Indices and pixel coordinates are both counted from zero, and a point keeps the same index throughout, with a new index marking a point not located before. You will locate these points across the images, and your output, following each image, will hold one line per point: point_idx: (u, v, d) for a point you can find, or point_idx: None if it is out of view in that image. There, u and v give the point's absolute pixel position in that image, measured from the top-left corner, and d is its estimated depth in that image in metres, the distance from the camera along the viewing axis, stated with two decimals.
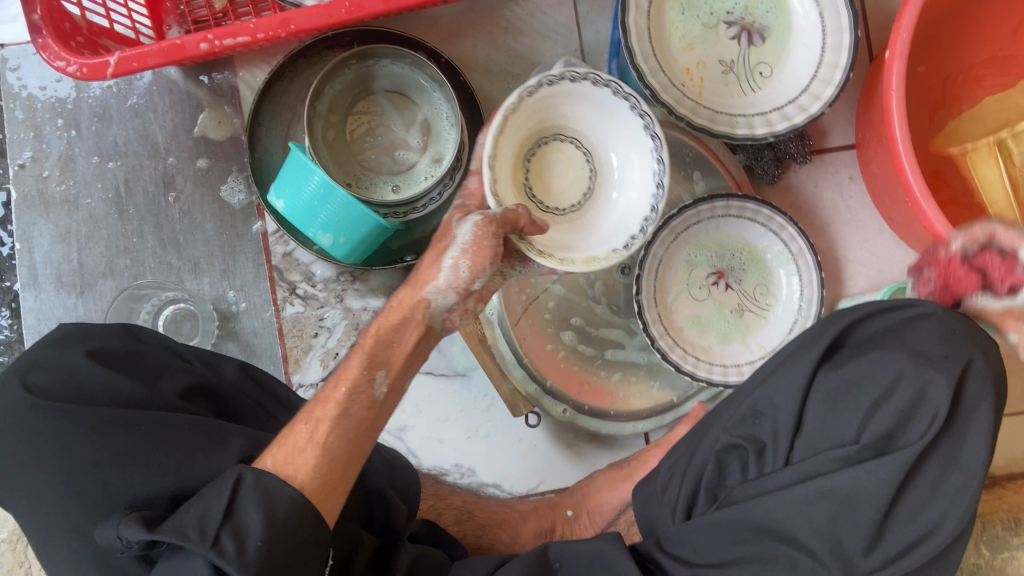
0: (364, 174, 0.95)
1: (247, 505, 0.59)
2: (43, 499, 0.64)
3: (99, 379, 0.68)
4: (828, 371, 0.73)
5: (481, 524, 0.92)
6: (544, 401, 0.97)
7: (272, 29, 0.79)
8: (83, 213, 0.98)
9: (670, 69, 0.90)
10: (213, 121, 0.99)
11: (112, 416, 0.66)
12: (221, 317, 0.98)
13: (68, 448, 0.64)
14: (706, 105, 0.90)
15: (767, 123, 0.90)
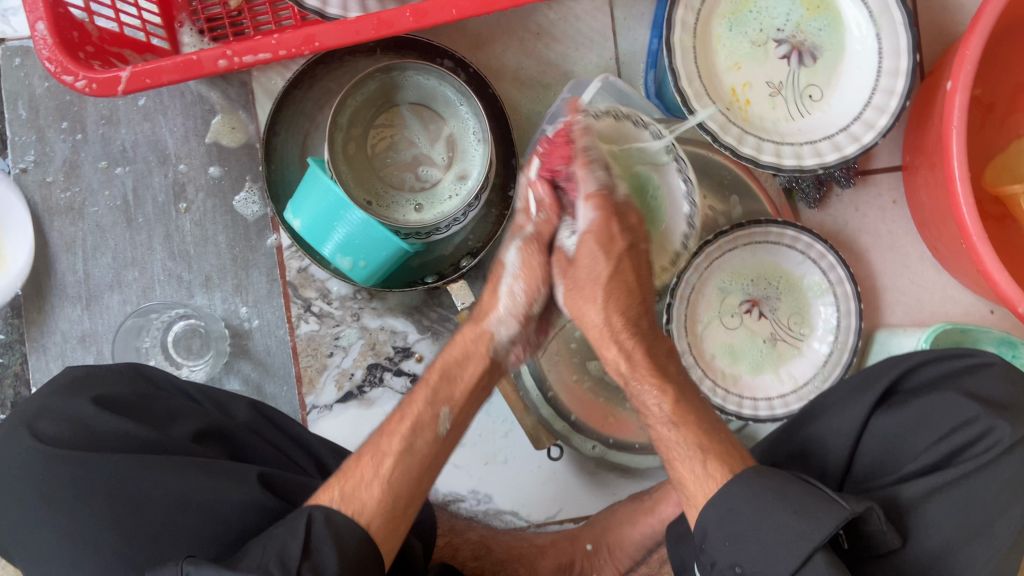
0: (386, 191, 0.90)
1: (321, 542, 0.55)
2: (48, 554, 0.60)
3: (107, 425, 0.64)
4: (885, 415, 0.69)
5: (499, 559, 0.90)
6: (573, 438, 0.94)
7: (295, 46, 0.73)
8: (89, 221, 0.93)
9: (715, 90, 0.84)
10: (226, 127, 0.93)
11: (122, 463, 0.62)
12: (233, 334, 0.94)
13: (80, 499, 0.60)
14: (751, 132, 0.84)
15: (816, 154, 0.84)
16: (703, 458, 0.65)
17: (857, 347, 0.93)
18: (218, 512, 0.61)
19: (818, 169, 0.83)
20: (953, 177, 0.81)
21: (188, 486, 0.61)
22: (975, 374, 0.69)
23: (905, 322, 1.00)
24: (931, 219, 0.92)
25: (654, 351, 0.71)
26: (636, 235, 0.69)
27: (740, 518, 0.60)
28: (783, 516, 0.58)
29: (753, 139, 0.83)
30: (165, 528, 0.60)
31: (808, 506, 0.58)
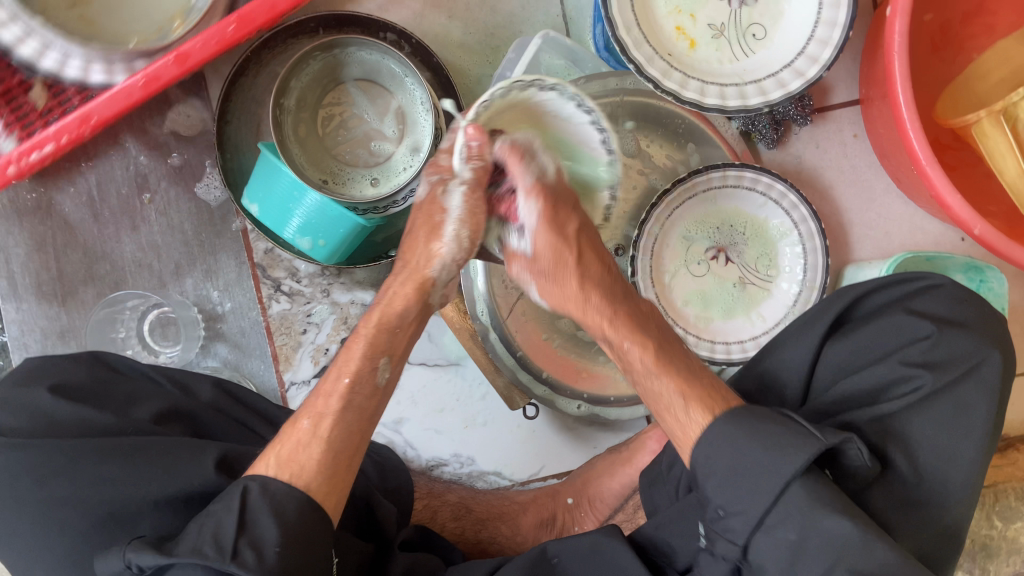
0: (341, 169, 0.91)
1: (259, 512, 0.56)
2: (24, 536, 0.62)
3: (67, 412, 0.66)
4: (837, 341, 0.68)
5: (480, 518, 0.91)
6: (557, 401, 0.96)
7: (75, 128, 0.81)
8: (56, 219, 0.95)
9: (655, 38, 0.84)
10: (182, 116, 0.95)
11: (81, 447, 0.63)
12: (207, 319, 0.96)
13: (43, 483, 0.62)
14: (694, 75, 0.84)
15: (761, 92, 0.84)
16: (688, 404, 0.62)
17: (825, 284, 0.93)
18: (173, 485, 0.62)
19: (763, 108, 0.83)
20: (899, 105, 0.81)
21: (146, 464, 0.62)
22: (925, 297, 0.67)
23: (873, 256, 0.99)
24: (889, 149, 0.92)
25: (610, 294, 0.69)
26: (576, 227, 0.68)
27: (721, 445, 0.58)
28: (751, 446, 0.56)
29: (697, 83, 0.83)
30: (124, 507, 0.61)
31: (779, 441, 0.55)
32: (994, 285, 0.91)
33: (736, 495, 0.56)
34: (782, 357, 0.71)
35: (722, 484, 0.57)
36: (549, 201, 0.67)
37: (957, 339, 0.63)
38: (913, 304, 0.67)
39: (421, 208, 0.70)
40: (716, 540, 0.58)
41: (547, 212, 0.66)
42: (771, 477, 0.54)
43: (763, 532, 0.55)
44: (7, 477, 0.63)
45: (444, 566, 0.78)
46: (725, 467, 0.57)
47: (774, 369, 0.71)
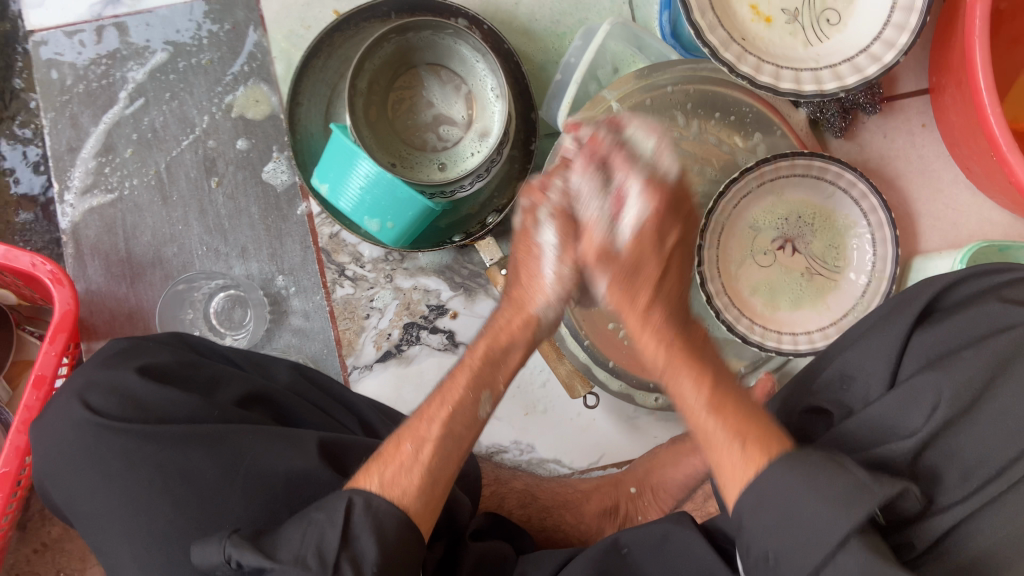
0: (410, 153, 0.92)
1: (362, 530, 0.54)
2: (109, 513, 0.61)
3: (156, 395, 0.65)
4: (924, 334, 0.65)
5: (545, 506, 0.91)
6: (633, 395, 0.95)
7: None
8: (127, 202, 0.97)
9: (729, 21, 0.83)
10: (250, 100, 0.96)
11: (176, 430, 0.62)
12: (271, 301, 0.97)
13: (134, 465, 0.61)
14: (768, 60, 0.83)
15: (836, 77, 0.83)
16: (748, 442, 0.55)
17: (895, 275, 0.92)
18: (264, 477, 0.62)
19: (839, 93, 0.82)
20: (979, 89, 0.80)
21: (237, 452, 0.62)
22: (1018, 285, 0.65)
23: (943, 247, 0.98)
24: (961, 137, 0.91)
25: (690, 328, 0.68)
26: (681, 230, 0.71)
27: (774, 493, 0.51)
28: (804, 494, 0.50)
29: (771, 68, 0.82)
30: (218, 495, 0.60)
31: (838, 492, 0.49)
32: None
33: (796, 543, 0.50)
34: (861, 351, 0.68)
35: (768, 530, 0.51)
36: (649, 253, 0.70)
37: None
38: (1006, 293, 0.65)
39: (521, 237, 0.74)
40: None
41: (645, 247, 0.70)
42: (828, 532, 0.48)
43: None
44: (93, 452, 0.62)
45: (514, 553, 0.77)
46: (773, 514, 0.51)
47: (857, 356, 0.68)
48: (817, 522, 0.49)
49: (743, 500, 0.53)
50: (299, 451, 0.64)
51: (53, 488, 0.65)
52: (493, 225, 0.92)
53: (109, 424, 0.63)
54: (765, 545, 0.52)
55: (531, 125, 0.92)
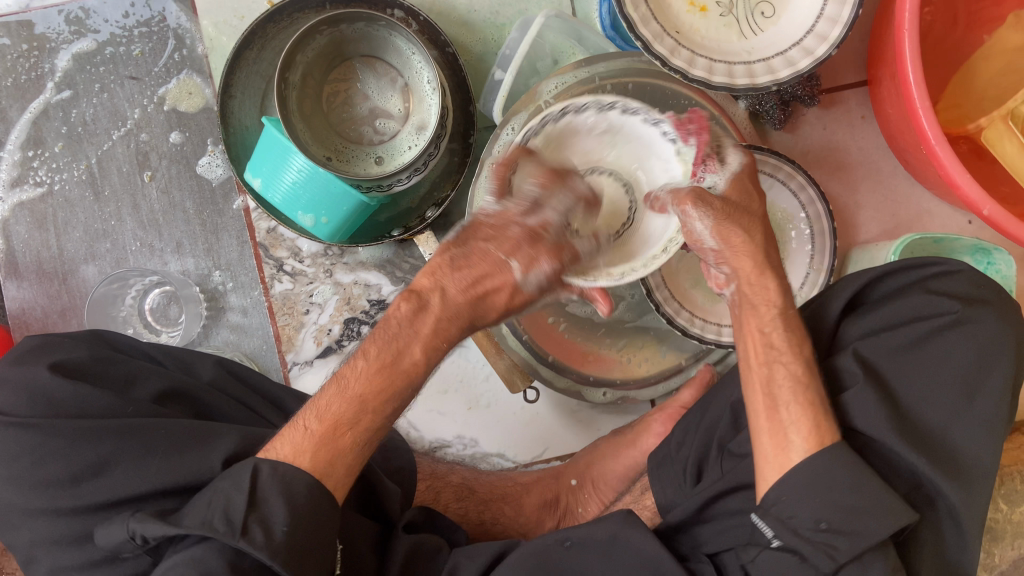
0: (346, 147, 0.90)
1: (269, 495, 0.56)
2: (20, 516, 0.60)
3: (66, 391, 0.63)
4: (858, 318, 0.68)
5: (483, 499, 0.90)
6: (583, 392, 0.94)
7: None
8: (58, 197, 0.95)
9: (663, 14, 0.83)
10: (183, 92, 0.94)
11: (86, 426, 0.61)
12: (208, 298, 0.96)
13: (44, 464, 0.60)
14: (701, 53, 0.83)
15: (769, 71, 0.83)
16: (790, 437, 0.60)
17: (833, 266, 0.93)
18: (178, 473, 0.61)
19: (770, 87, 0.82)
20: (909, 83, 0.81)
21: (150, 447, 0.61)
22: (947, 278, 0.66)
23: (880, 239, 0.99)
24: (896, 129, 0.91)
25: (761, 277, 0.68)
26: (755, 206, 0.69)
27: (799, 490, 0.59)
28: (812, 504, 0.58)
29: (703, 61, 0.82)
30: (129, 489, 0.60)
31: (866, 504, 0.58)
32: (1002, 267, 0.90)
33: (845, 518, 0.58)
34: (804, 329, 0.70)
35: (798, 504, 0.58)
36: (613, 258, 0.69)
37: (964, 328, 0.63)
38: (930, 286, 0.66)
39: (474, 231, 0.66)
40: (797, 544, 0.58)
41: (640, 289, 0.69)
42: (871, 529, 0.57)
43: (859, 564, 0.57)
44: (1, 452, 0.61)
45: (448, 544, 0.77)
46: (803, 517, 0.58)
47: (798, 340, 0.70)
48: (871, 507, 0.57)
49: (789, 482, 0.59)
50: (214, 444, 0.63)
51: None
52: (430, 220, 0.92)
53: (15, 426, 0.61)
54: (814, 515, 0.58)
55: (468, 119, 0.92)
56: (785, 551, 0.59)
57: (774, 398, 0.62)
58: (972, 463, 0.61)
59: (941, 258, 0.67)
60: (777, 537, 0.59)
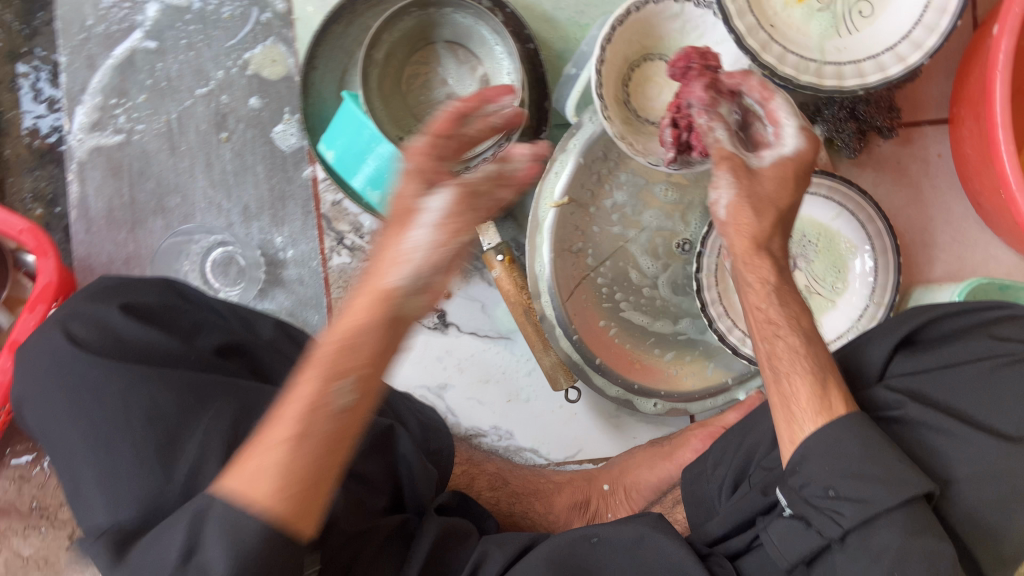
0: (419, 129, 0.91)
1: (213, 541, 0.46)
2: (69, 447, 0.60)
3: (137, 333, 0.65)
4: (911, 357, 0.68)
5: (515, 492, 0.91)
6: (634, 401, 0.94)
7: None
8: (136, 148, 0.97)
9: (761, 7, 0.83)
10: (267, 59, 0.96)
11: (145, 371, 0.63)
12: (268, 263, 0.97)
13: (104, 397, 0.61)
14: (794, 51, 0.83)
15: (859, 74, 0.83)
16: (806, 419, 0.63)
17: (895, 302, 0.92)
18: (229, 421, 0.62)
19: (858, 90, 0.82)
20: (997, 125, 0.79)
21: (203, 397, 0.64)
22: (1011, 323, 0.65)
23: (944, 280, 0.97)
24: (974, 171, 0.89)
25: (780, 230, 0.70)
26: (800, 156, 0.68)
27: (828, 457, 0.61)
28: (839, 479, 0.60)
29: (794, 59, 0.82)
30: (179, 433, 0.60)
31: (888, 479, 0.58)
32: None
33: (856, 486, 0.59)
34: (859, 354, 0.71)
35: (824, 472, 0.60)
36: (737, 163, 0.66)
37: (1015, 374, 0.61)
38: (994, 331, 0.65)
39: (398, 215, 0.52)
40: (809, 512, 0.61)
41: (733, 172, 0.66)
42: (885, 499, 0.57)
43: (865, 529, 0.58)
44: (66, 380, 0.62)
45: (477, 531, 0.78)
46: (821, 478, 0.60)
47: (852, 363, 0.71)
48: (883, 476, 0.58)
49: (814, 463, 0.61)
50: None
51: (25, 409, 0.65)
52: None
53: (85, 358, 0.63)
54: (824, 482, 0.60)
55: (543, 115, 0.92)
56: (794, 518, 0.63)
57: (776, 376, 0.66)
58: (993, 500, 0.58)
59: (1001, 302, 0.66)
60: (790, 506, 0.63)
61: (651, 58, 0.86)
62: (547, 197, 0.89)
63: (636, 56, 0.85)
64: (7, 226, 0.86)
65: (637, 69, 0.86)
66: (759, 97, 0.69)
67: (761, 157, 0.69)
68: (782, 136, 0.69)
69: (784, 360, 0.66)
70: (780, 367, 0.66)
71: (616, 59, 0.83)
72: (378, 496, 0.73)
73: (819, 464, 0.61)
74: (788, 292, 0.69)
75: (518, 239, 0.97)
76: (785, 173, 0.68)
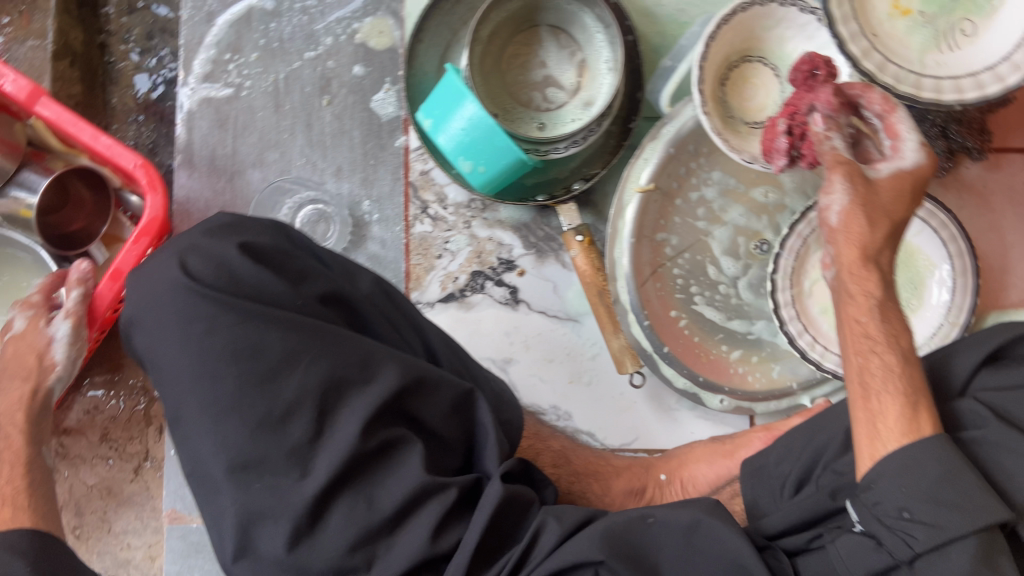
0: (514, 108, 0.95)
1: None
2: (183, 373, 0.65)
3: (251, 273, 0.68)
4: (994, 373, 0.68)
5: (575, 472, 0.89)
6: (700, 395, 0.93)
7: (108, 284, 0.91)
8: (242, 103, 1.01)
9: (866, 14, 0.85)
10: (374, 30, 1.01)
11: (259, 310, 0.66)
12: (354, 224, 1.01)
13: (218, 330, 0.65)
14: (894, 61, 0.84)
15: (956, 90, 0.82)
16: (887, 438, 0.63)
17: (971, 323, 0.90)
18: (322, 370, 0.66)
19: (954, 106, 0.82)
20: None
21: (307, 344, 0.66)
22: None
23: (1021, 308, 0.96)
24: None
25: (888, 240, 0.70)
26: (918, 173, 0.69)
27: (904, 474, 0.61)
28: (916, 500, 0.60)
29: (894, 69, 0.83)
30: (278, 381, 0.65)
31: (967, 504, 0.58)
32: None
33: (933, 509, 0.59)
34: (942, 364, 0.71)
35: (900, 491, 0.60)
36: (853, 170, 0.68)
37: None
38: None
39: None
40: (881, 531, 0.62)
41: (847, 179, 0.68)
42: (961, 525, 0.58)
43: (938, 555, 0.58)
44: (181, 312, 0.65)
45: (536, 500, 0.73)
46: (895, 500, 0.61)
47: (934, 372, 0.71)
48: (964, 504, 0.58)
49: (888, 473, 0.62)
50: (354, 357, 0.67)
51: (134, 332, 0.68)
52: (577, 192, 0.95)
53: (201, 293, 0.66)
54: (898, 504, 0.60)
55: (635, 104, 0.94)
56: (865, 535, 0.63)
57: (866, 387, 0.65)
58: None
59: None
60: (862, 522, 0.64)
61: (751, 60, 0.88)
62: (633, 182, 0.91)
63: (736, 55, 0.87)
64: (123, 160, 0.92)
65: (737, 69, 0.88)
66: (880, 110, 0.70)
67: (877, 168, 0.70)
68: (902, 149, 0.70)
69: (875, 367, 0.66)
70: (867, 372, 0.66)
71: (718, 58, 0.85)
72: (449, 454, 0.74)
73: (895, 485, 0.61)
74: (888, 305, 0.68)
75: (596, 224, 1.00)
76: (902, 187, 0.69)
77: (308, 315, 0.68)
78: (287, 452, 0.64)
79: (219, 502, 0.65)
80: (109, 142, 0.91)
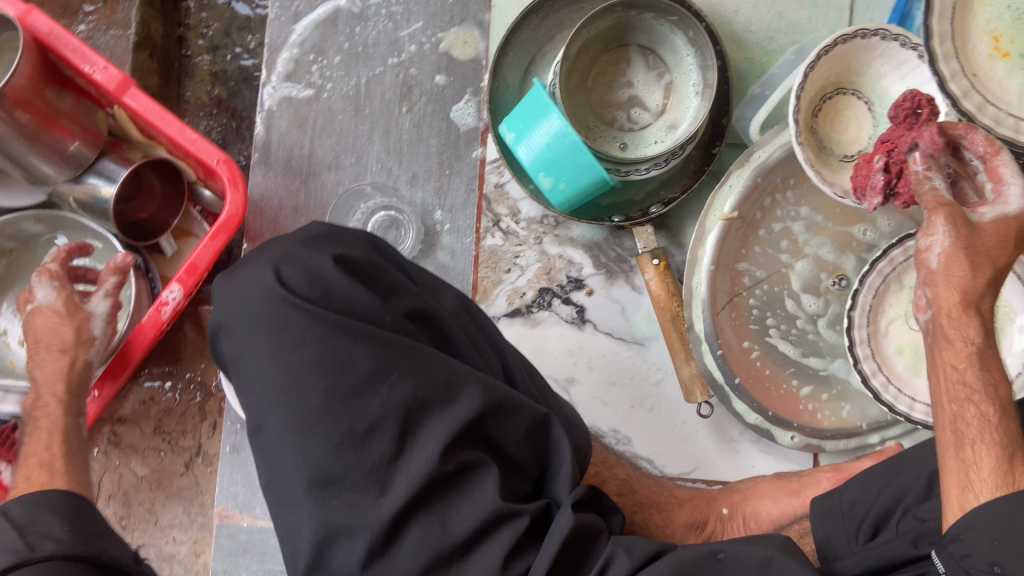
0: (597, 126, 0.94)
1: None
2: (267, 384, 0.64)
3: (344, 286, 0.67)
4: None
5: (639, 501, 0.87)
6: (772, 432, 0.92)
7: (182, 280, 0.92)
8: (323, 105, 1.02)
9: (966, 54, 0.79)
10: (459, 40, 1.01)
11: (348, 325, 0.64)
12: (425, 232, 1.01)
13: (306, 342, 0.63)
14: (995, 102, 0.79)
15: None
16: (982, 492, 0.57)
17: None
18: (407, 389, 0.64)
19: None
20: None
21: (395, 360, 0.64)
22: None
23: None
24: None
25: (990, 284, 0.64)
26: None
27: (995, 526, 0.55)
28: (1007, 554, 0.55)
29: (993, 111, 0.79)
30: (363, 398, 0.62)
31: None
32: None
33: None
34: None
35: (991, 545, 0.55)
36: (956, 212, 0.63)
37: None
38: None
39: None
40: None
41: (950, 221, 0.62)
42: None
43: None
44: (272, 323, 0.65)
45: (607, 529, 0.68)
46: (984, 554, 0.56)
47: None
48: None
49: (979, 522, 0.56)
50: (438, 378, 0.65)
51: (223, 337, 0.68)
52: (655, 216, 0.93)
53: (293, 303, 0.65)
54: (989, 557, 0.55)
55: (720, 130, 0.93)
56: None
57: (959, 434, 0.61)
58: None
59: None
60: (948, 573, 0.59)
61: (844, 91, 0.87)
62: (717, 209, 0.91)
63: (831, 87, 0.86)
64: (207, 155, 0.91)
65: (830, 100, 0.87)
66: (982, 152, 0.65)
67: (979, 211, 0.64)
68: (1005, 194, 0.64)
69: (971, 413, 0.61)
70: (965, 422, 0.61)
71: (813, 89, 0.84)
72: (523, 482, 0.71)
73: (985, 535, 0.56)
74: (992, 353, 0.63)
75: (669, 249, 0.99)
76: (1007, 233, 0.63)
77: (397, 331, 0.68)
78: (366, 471, 0.61)
79: (296, 520, 0.61)
80: (194, 136, 0.92)
